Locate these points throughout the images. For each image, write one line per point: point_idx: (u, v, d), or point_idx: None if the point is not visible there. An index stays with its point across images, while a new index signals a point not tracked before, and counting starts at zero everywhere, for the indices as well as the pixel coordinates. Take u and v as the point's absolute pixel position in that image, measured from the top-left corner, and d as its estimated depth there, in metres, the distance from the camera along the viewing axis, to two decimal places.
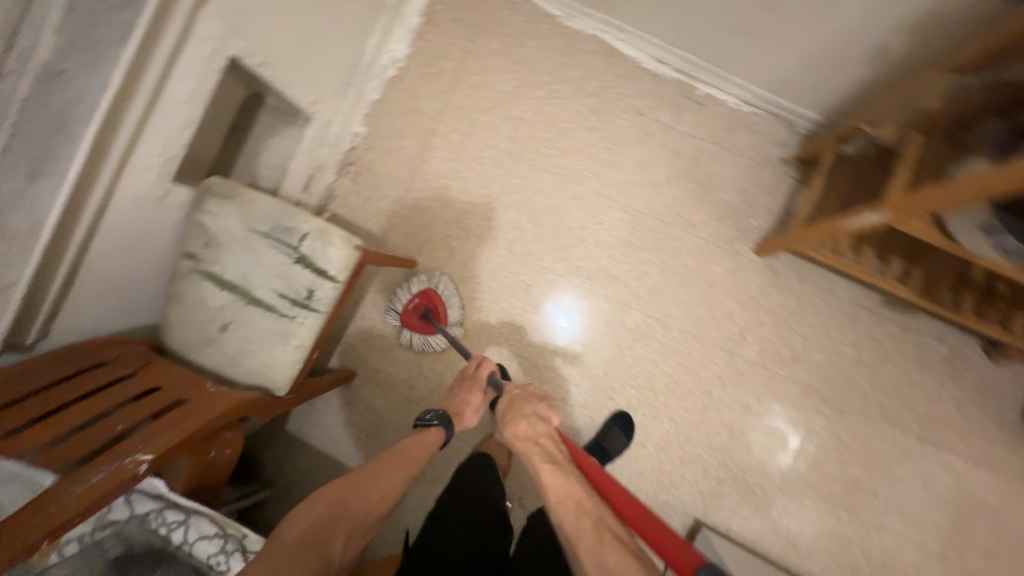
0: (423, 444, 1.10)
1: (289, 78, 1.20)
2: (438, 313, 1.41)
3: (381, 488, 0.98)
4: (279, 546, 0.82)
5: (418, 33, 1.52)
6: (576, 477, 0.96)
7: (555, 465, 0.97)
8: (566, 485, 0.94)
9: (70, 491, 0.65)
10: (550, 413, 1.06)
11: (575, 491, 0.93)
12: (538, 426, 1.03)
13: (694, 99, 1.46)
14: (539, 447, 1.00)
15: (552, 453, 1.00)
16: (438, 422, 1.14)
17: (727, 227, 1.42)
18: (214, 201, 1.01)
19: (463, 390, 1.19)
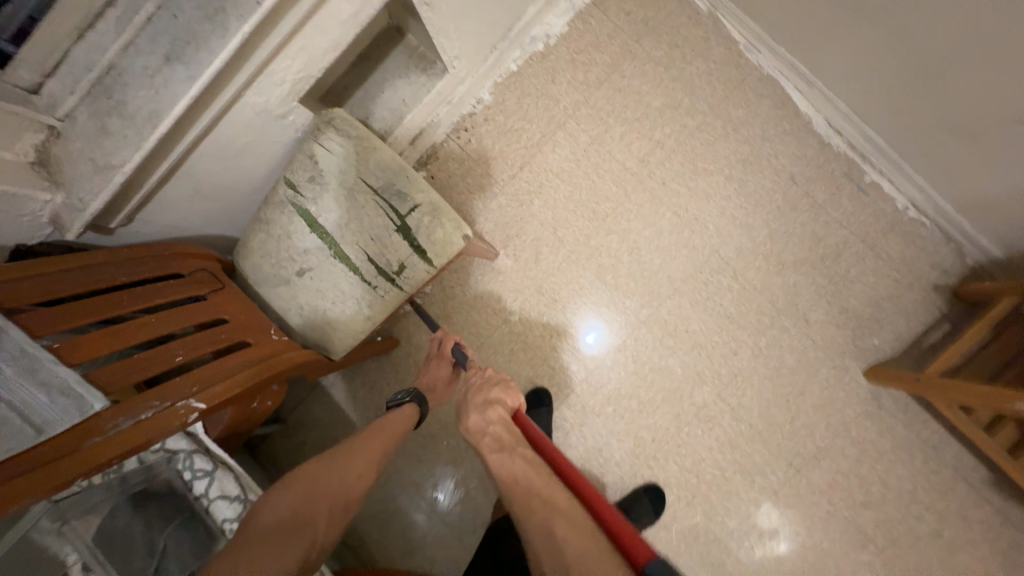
0: (399, 423, 0.93)
1: (442, 24, 1.08)
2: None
3: (358, 467, 0.82)
4: (248, 541, 0.70)
5: (582, 12, 1.36)
6: (527, 457, 0.83)
7: (505, 453, 0.84)
8: (517, 464, 0.82)
9: (118, 424, 0.59)
10: (506, 397, 0.95)
11: (527, 469, 0.81)
12: (490, 411, 0.92)
13: (860, 185, 1.27)
14: (489, 435, 0.88)
15: (503, 435, 0.88)
16: (410, 400, 0.97)
17: (843, 337, 1.26)
18: (332, 137, 0.92)
19: (430, 367, 1.09)
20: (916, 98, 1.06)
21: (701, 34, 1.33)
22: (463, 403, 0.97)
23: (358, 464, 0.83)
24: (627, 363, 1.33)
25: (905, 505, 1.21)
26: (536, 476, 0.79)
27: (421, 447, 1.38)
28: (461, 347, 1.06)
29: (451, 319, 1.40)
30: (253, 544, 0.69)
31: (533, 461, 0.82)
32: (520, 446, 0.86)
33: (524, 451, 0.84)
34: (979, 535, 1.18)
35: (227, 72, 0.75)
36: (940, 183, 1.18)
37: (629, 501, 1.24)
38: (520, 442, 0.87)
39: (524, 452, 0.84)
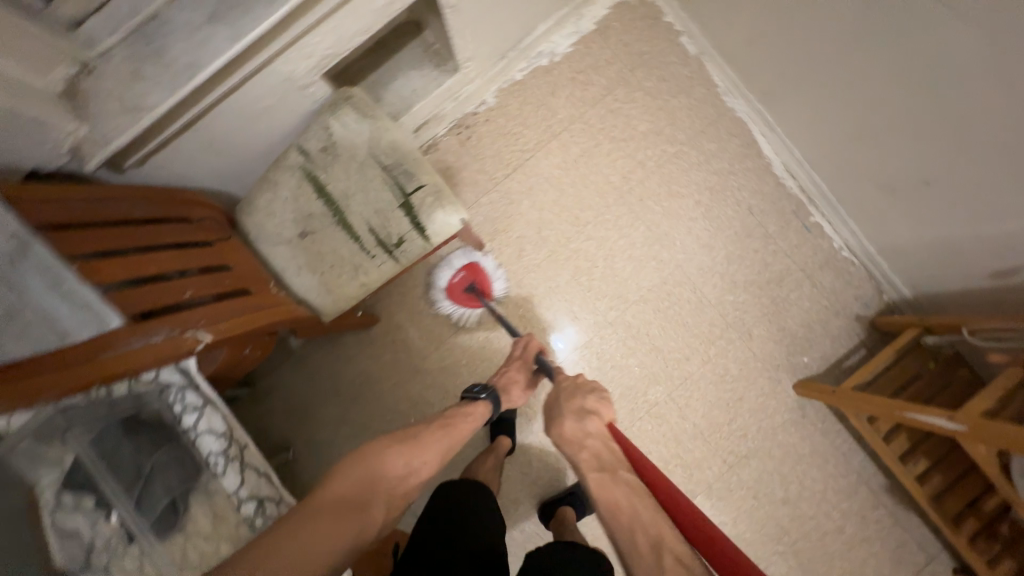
0: (468, 418, 1.00)
1: (461, 25, 1.17)
2: (484, 291, 1.41)
3: (421, 455, 0.86)
4: (317, 509, 0.70)
5: (586, 37, 1.49)
6: (629, 483, 0.80)
7: (607, 475, 0.81)
8: (620, 493, 0.78)
9: (131, 343, 0.65)
10: (599, 408, 0.98)
11: (632, 499, 0.76)
12: (587, 425, 0.94)
13: (804, 223, 1.47)
14: (589, 451, 0.89)
15: (603, 456, 0.87)
16: (485, 397, 1.06)
17: (779, 353, 1.43)
18: (349, 113, 0.99)
19: (510, 368, 1.13)
20: (853, 153, 1.25)
21: (687, 73, 1.49)
22: (558, 411, 1.00)
23: (418, 455, 0.86)
24: (592, 359, 1.44)
25: (817, 504, 1.38)
26: (642, 508, 0.75)
27: (388, 422, 1.43)
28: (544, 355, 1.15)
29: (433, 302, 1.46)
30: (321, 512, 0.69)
31: (639, 490, 0.78)
32: (621, 468, 0.83)
33: (628, 477, 0.81)
34: (873, 534, 1.37)
35: (263, 38, 0.81)
36: (867, 228, 1.38)
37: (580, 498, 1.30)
38: (623, 466, 0.84)
39: (627, 477, 0.81)
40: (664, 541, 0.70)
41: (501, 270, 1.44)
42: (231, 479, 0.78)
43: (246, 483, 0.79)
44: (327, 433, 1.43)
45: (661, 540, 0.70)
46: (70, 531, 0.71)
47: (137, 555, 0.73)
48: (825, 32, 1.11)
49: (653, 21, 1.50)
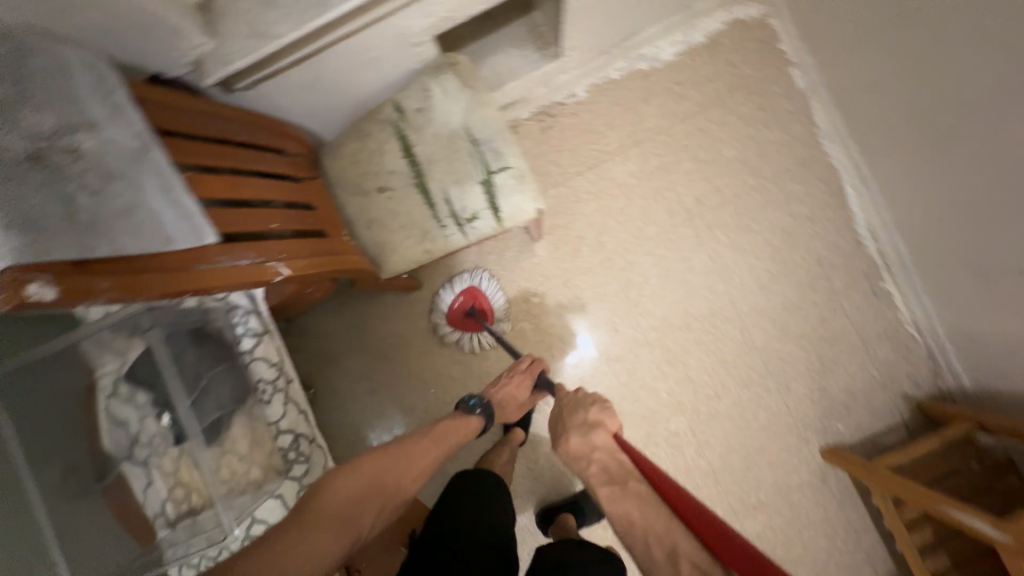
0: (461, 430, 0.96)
1: (577, 13, 1.14)
2: (485, 315, 1.38)
3: (415, 467, 0.85)
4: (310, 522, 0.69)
5: (693, 48, 1.44)
6: (640, 494, 0.77)
7: (616, 488, 0.80)
8: (631, 506, 0.76)
9: (222, 263, 0.66)
10: (603, 420, 0.93)
11: (643, 511, 0.75)
12: (592, 437, 0.90)
13: (875, 288, 1.40)
14: (596, 466, 0.86)
15: (612, 467, 0.84)
16: (480, 412, 1.00)
17: (814, 414, 1.38)
18: (450, 79, 0.98)
19: (509, 383, 1.05)
20: (952, 229, 1.18)
21: (790, 107, 1.42)
22: (561, 429, 0.96)
23: (408, 463, 0.85)
24: (621, 373, 1.43)
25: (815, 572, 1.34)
26: (653, 518, 0.73)
27: (409, 386, 1.46)
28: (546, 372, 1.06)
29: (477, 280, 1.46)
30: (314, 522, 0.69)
31: (649, 498, 0.76)
32: (632, 479, 0.80)
33: (637, 485, 0.78)
34: None
35: None
36: (942, 308, 1.31)
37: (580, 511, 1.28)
38: (632, 476, 0.81)
39: (636, 487, 0.78)
40: (680, 554, 0.68)
41: (503, 296, 1.41)
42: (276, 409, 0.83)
43: (287, 415, 0.84)
44: (349, 383, 1.47)
45: (677, 551, 0.69)
46: (121, 420, 0.78)
47: (174, 456, 0.79)
48: (942, 99, 1.04)
49: (767, 45, 1.43)
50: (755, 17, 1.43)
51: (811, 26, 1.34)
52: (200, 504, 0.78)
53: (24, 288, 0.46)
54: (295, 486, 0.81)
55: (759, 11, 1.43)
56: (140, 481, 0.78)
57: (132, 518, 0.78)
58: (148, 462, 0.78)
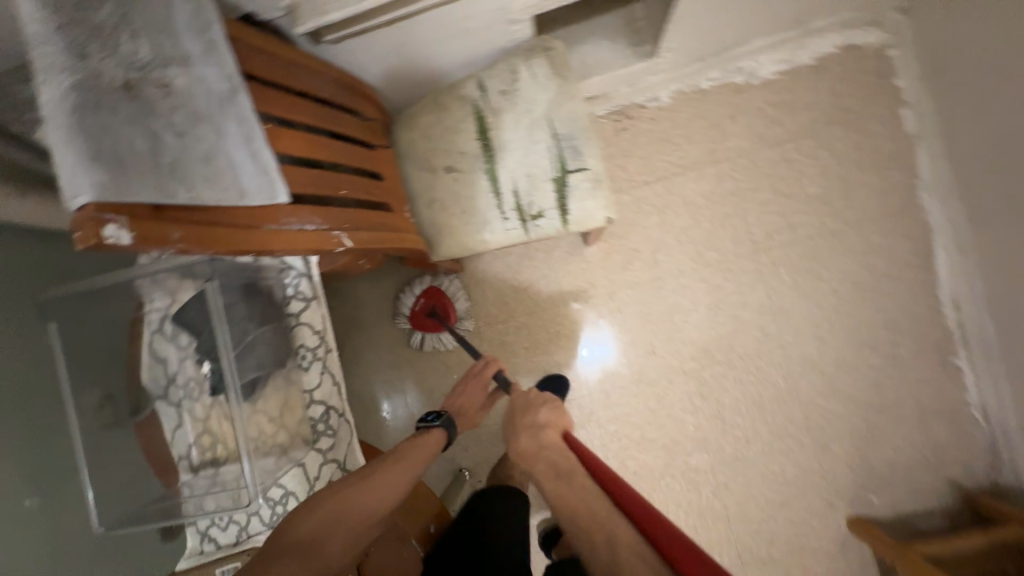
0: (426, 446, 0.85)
1: (684, 19, 1.05)
2: (447, 315, 1.35)
3: (383, 486, 0.73)
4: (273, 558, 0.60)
5: (795, 70, 1.32)
6: (585, 486, 0.68)
7: (560, 480, 0.71)
8: (574, 493, 0.67)
9: (288, 225, 0.64)
10: (552, 420, 0.89)
11: (584, 498, 0.65)
12: (541, 436, 0.83)
13: (944, 362, 1.29)
14: (541, 461, 0.77)
15: (557, 461, 0.76)
16: (441, 424, 0.91)
17: (848, 481, 1.30)
18: (541, 65, 0.92)
19: (467, 389, 1.00)
20: None
21: (890, 151, 1.30)
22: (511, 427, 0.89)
23: (382, 486, 0.73)
24: (650, 398, 1.37)
25: None
26: (593, 504, 0.64)
27: (432, 369, 1.44)
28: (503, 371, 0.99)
29: (519, 275, 1.41)
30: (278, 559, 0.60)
31: (591, 489, 0.67)
32: (579, 472, 0.72)
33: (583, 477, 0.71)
34: None
35: None
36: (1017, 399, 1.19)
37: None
38: (580, 472, 0.72)
39: (582, 480, 0.70)
40: (614, 540, 0.57)
41: (464, 294, 1.38)
42: (313, 378, 0.80)
43: (322, 386, 0.81)
44: (374, 354, 1.46)
45: (610, 533, 0.58)
46: (161, 357, 0.79)
47: (207, 404, 0.78)
48: None
49: (879, 80, 1.30)
50: (873, 46, 1.30)
51: (935, 66, 1.20)
52: (224, 455, 0.78)
53: (101, 229, 0.45)
54: (320, 458, 0.78)
55: (880, 39, 1.29)
56: (170, 421, 0.79)
57: (158, 457, 0.80)
58: (181, 405, 0.79)
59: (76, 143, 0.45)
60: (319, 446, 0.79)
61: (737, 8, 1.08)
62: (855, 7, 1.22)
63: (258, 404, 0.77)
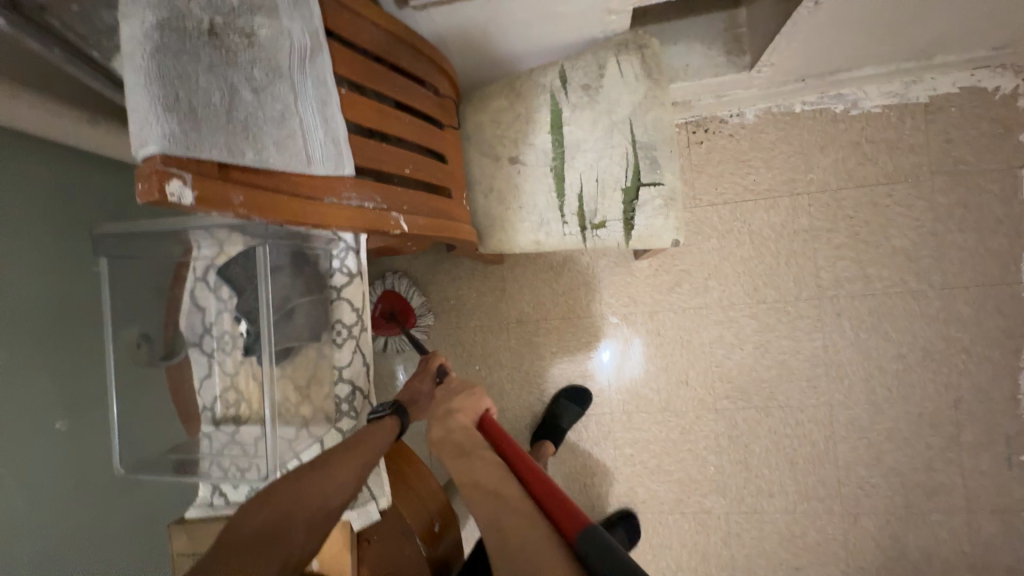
0: (375, 434, 0.73)
1: (796, 33, 0.94)
2: (405, 315, 1.33)
3: (336, 476, 0.67)
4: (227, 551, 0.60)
5: (906, 107, 1.19)
6: (487, 458, 0.66)
7: (463, 458, 0.67)
8: (474, 467, 0.64)
9: (349, 200, 0.60)
10: (466, 404, 0.75)
11: (483, 471, 0.63)
12: (450, 420, 0.73)
13: (1009, 455, 1.16)
14: (447, 443, 0.70)
15: (462, 437, 0.70)
16: (389, 411, 0.77)
17: (873, 558, 1.21)
18: (632, 63, 0.85)
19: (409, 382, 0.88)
20: None
21: (998, 214, 1.16)
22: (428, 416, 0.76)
23: (332, 476, 0.67)
24: (674, 429, 1.30)
25: None
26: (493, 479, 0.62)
27: (455, 357, 1.41)
28: (441, 363, 0.88)
29: (559, 277, 1.36)
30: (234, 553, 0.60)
31: (490, 462, 0.64)
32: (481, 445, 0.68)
33: (484, 450, 0.67)
34: None
35: None
36: None
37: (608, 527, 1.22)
38: (481, 446, 0.68)
39: (486, 454, 0.66)
40: (504, 508, 0.58)
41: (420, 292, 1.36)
42: (344, 357, 0.77)
43: (353, 365, 0.78)
44: None
45: (501, 497, 0.59)
46: (201, 304, 0.78)
47: (238, 360, 0.77)
48: None
49: (1002, 132, 1.15)
50: (1005, 92, 1.14)
51: None
52: (247, 415, 0.78)
53: (166, 183, 0.43)
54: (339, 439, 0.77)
55: (1015, 85, 1.14)
56: (200, 370, 0.79)
57: (184, 403, 0.80)
58: (213, 355, 0.79)
59: (154, 90, 0.43)
60: (340, 426, 0.77)
61: (857, 30, 0.96)
62: (994, 45, 1.07)
63: (288, 368, 0.76)
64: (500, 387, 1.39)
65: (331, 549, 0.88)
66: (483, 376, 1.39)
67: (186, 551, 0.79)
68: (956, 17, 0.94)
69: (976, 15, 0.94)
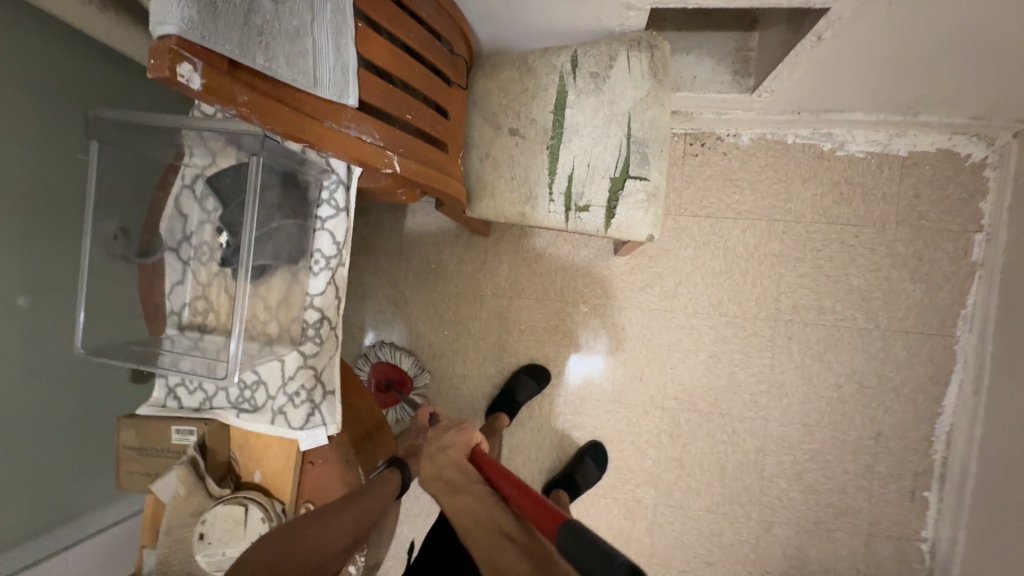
0: (380, 490, 0.83)
1: (799, 65, 1.00)
2: (401, 383, 1.38)
3: (333, 529, 0.74)
4: None
5: (886, 156, 1.26)
6: (477, 492, 0.81)
7: (456, 494, 0.82)
8: (468, 503, 0.80)
9: (347, 129, 0.63)
10: (458, 441, 0.90)
11: (475, 505, 0.79)
12: (443, 458, 0.88)
13: (913, 490, 1.27)
14: (442, 479, 0.85)
15: (453, 474, 0.85)
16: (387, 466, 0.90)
17: (777, 564, 1.31)
18: (641, 59, 0.88)
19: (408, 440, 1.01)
20: None
21: (947, 271, 1.25)
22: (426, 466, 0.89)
23: (330, 529, 0.74)
24: (621, 421, 1.37)
25: None
26: (484, 510, 0.78)
27: (426, 319, 1.45)
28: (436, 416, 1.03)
29: (539, 260, 1.40)
30: None
31: (480, 495, 0.80)
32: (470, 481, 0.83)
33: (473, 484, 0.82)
34: None
35: None
36: (973, 551, 1.18)
37: (575, 464, 1.32)
38: (472, 481, 0.83)
39: (475, 489, 0.81)
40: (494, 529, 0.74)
41: (410, 358, 1.39)
42: (318, 285, 0.80)
43: (324, 295, 0.81)
44: (377, 285, 1.47)
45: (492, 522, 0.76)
46: (184, 212, 0.80)
47: (212, 271, 0.80)
48: None
49: (966, 196, 1.24)
50: (974, 160, 1.23)
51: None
52: (212, 325, 0.81)
53: (177, 64, 0.44)
54: (298, 361, 0.79)
55: (985, 155, 1.22)
56: (174, 275, 0.81)
57: (151, 303, 0.81)
58: (188, 263, 0.81)
59: None
60: (302, 349, 0.80)
61: (853, 74, 1.03)
62: (972, 114, 1.14)
63: (261, 289, 0.79)
64: (465, 356, 1.43)
65: (276, 465, 0.85)
66: (450, 342, 1.43)
67: (133, 443, 0.85)
68: (942, 79, 1.01)
69: (959, 81, 1.01)
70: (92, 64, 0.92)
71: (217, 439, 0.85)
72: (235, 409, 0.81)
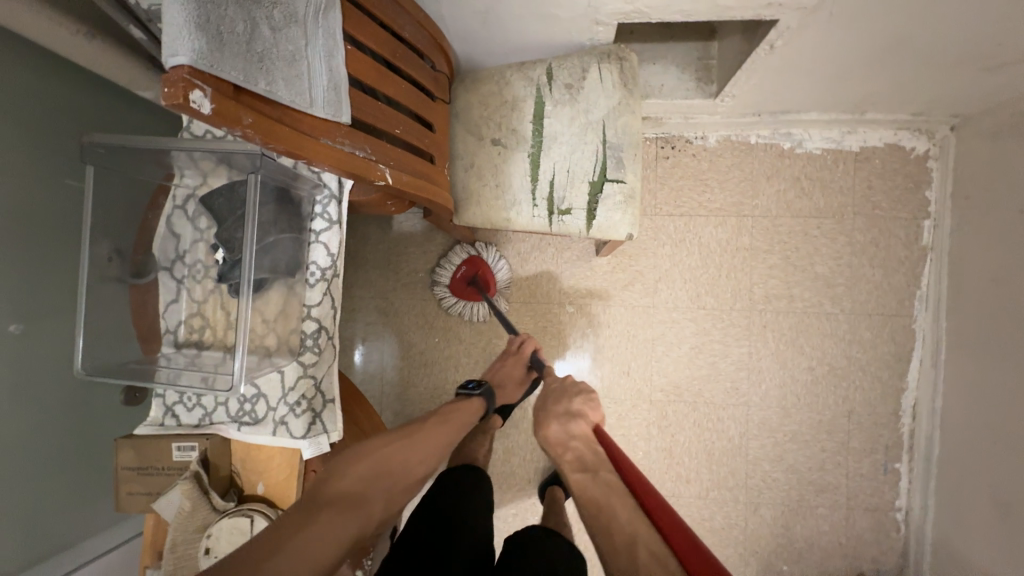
0: (465, 412, 0.92)
1: (755, 71, 1.08)
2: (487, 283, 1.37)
3: (423, 448, 0.77)
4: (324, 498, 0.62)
5: (840, 152, 1.36)
6: (610, 485, 0.65)
7: (584, 474, 0.68)
8: (597, 491, 0.64)
9: (341, 143, 0.65)
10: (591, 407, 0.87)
11: (607, 504, 0.61)
12: (572, 424, 0.81)
13: (886, 463, 1.36)
14: (571, 451, 0.74)
15: (586, 453, 0.73)
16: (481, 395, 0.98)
17: (767, 544, 1.37)
18: (612, 70, 0.95)
19: (504, 364, 1.09)
20: (993, 449, 1.13)
21: (901, 256, 1.35)
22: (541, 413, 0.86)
23: (423, 445, 0.77)
24: (612, 415, 1.42)
25: None
26: (619, 507, 0.60)
27: (417, 327, 1.47)
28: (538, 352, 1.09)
29: (525, 263, 1.45)
30: (330, 505, 0.61)
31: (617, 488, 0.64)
32: (604, 468, 0.69)
33: (609, 476, 0.67)
34: None
35: None
36: (943, 515, 1.27)
37: None
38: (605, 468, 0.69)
39: (611, 481, 0.65)
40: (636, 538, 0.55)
41: (503, 264, 1.40)
42: (314, 297, 0.82)
43: (321, 305, 0.83)
44: (367, 296, 1.48)
45: (637, 545, 0.54)
46: (177, 232, 0.82)
47: (208, 288, 0.82)
48: None
49: (913, 186, 1.34)
50: (918, 153, 1.34)
51: (965, 188, 1.25)
52: (209, 341, 0.82)
53: (190, 91, 0.48)
54: (299, 371, 0.81)
55: (927, 148, 1.33)
56: (168, 294, 0.83)
57: (145, 324, 0.82)
58: (182, 282, 0.83)
59: (190, 11, 0.49)
60: (301, 359, 0.82)
61: (805, 77, 1.11)
62: (913, 111, 1.25)
63: (259, 303, 0.80)
64: (457, 359, 1.45)
65: (278, 476, 0.86)
66: (442, 347, 1.46)
67: (131, 464, 0.85)
68: (884, 80, 1.11)
69: (897, 82, 1.11)
70: (75, 90, 0.93)
71: (218, 454, 0.85)
72: (235, 423, 0.83)
